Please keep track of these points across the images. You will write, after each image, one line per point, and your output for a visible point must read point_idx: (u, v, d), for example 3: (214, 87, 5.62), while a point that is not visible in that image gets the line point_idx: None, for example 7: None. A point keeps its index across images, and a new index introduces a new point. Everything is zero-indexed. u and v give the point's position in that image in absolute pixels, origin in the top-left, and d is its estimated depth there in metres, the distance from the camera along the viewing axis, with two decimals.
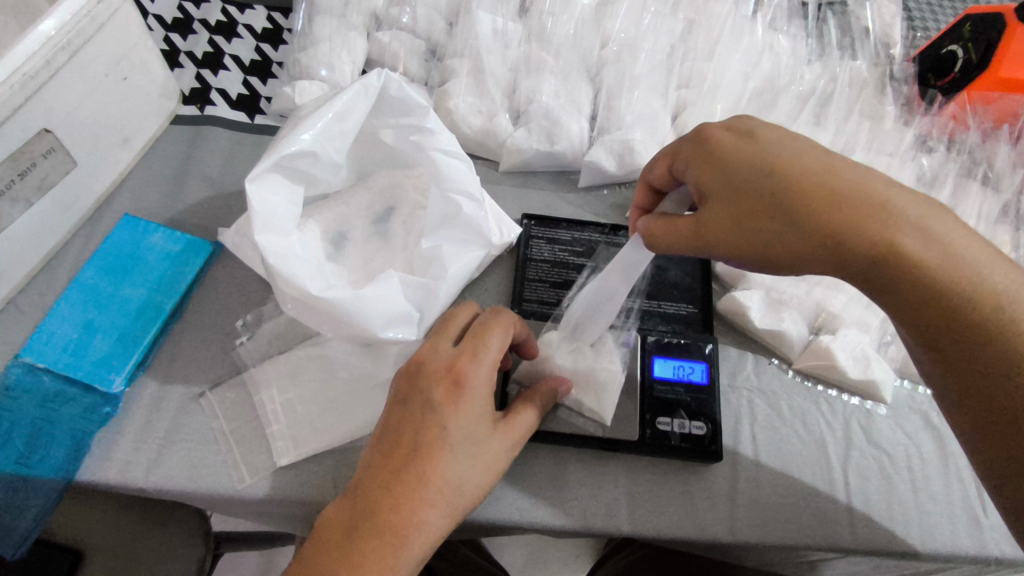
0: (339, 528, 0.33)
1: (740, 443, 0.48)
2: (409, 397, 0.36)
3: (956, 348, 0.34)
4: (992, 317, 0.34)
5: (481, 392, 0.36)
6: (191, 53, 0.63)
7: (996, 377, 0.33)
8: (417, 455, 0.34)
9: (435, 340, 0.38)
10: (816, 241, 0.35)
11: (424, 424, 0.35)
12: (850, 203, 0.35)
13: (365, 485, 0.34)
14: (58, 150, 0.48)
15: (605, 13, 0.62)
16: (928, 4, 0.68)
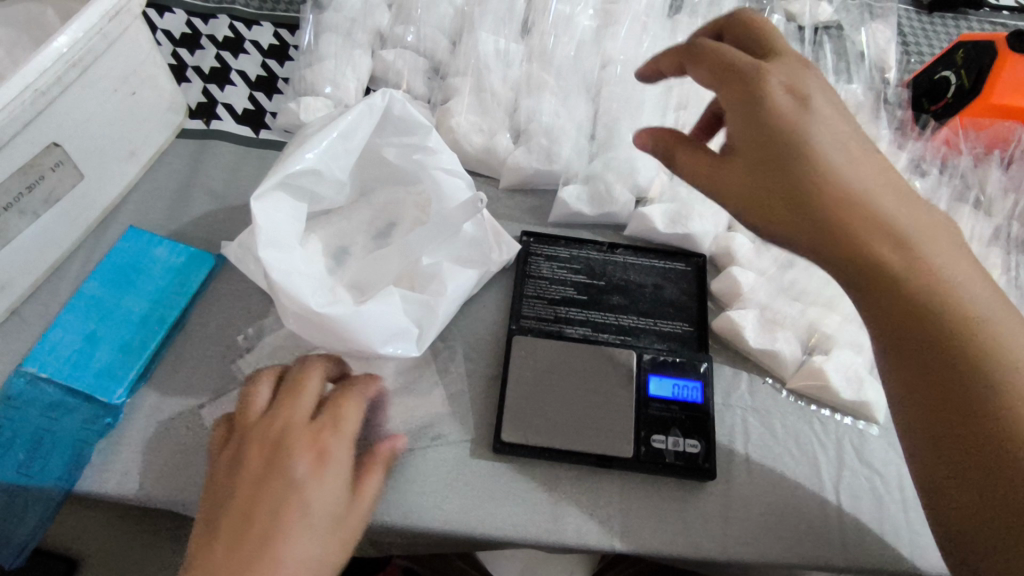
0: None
1: (733, 461, 0.48)
2: (249, 470, 0.37)
3: (915, 324, 0.36)
4: (948, 321, 0.36)
5: (337, 466, 0.38)
6: (199, 68, 0.64)
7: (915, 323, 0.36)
8: (260, 533, 0.34)
9: (291, 407, 0.40)
10: (820, 216, 0.37)
11: (268, 501, 0.36)
12: (867, 205, 0.37)
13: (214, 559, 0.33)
14: (65, 163, 0.49)
15: (606, 35, 0.63)
16: (921, 31, 0.70)
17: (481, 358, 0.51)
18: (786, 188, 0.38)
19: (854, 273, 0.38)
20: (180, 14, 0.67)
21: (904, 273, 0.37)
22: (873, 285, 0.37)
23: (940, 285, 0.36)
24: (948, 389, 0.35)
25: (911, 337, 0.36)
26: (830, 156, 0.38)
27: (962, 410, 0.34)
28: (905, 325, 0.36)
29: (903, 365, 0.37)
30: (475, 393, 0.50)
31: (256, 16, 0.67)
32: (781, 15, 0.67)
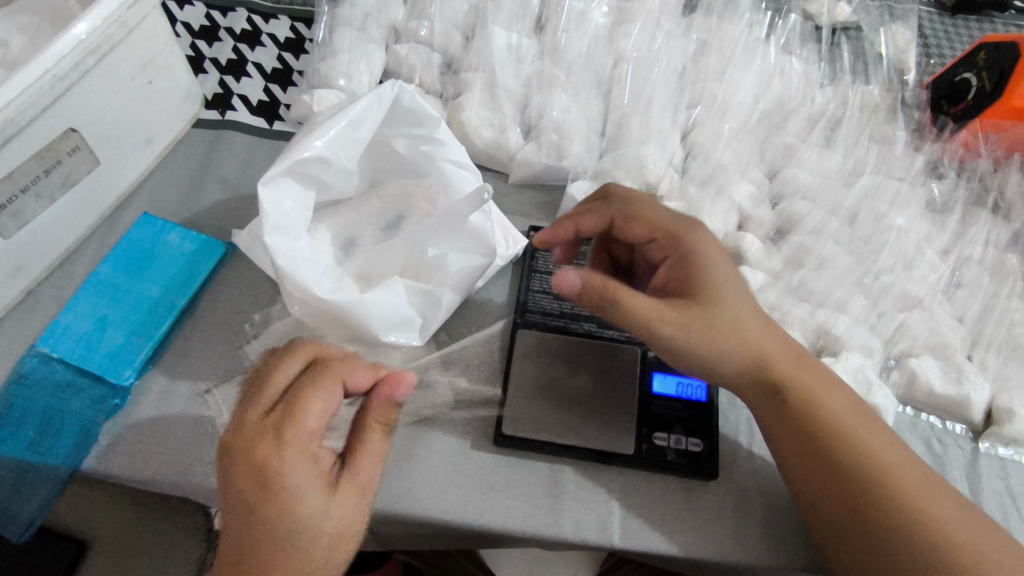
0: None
1: (736, 462, 0.48)
2: (232, 450, 0.39)
3: (826, 465, 0.42)
4: (846, 438, 0.42)
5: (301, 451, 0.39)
6: (216, 59, 0.65)
7: (825, 450, 0.42)
8: (249, 519, 0.37)
9: (262, 392, 0.41)
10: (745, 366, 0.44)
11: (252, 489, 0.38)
12: (758, 326, 0.45)
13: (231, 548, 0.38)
14: (82, 149, 0.50)
15: (619, 32, 0.63)
16: (944, 33, 0.69)
17: (485, 350, 0.51)
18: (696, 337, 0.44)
19: (750, 380, 0.45)
20: (200, 7, 0.68)
21: (812, 420, 0.43)
22: (773, 404, 0.44)
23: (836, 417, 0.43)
24: (829, 482, 0.42)
25: (823, 487, 0.42)
26: (743, 322, 0.45)
27: (864, 517, 0.40)
28: (809, 458, 0.43)
29: (803, 468, 0.43)
30: (477, 385, 0.50)
31: (273, 10, 0.68)
32: (799, 14, 0.66)
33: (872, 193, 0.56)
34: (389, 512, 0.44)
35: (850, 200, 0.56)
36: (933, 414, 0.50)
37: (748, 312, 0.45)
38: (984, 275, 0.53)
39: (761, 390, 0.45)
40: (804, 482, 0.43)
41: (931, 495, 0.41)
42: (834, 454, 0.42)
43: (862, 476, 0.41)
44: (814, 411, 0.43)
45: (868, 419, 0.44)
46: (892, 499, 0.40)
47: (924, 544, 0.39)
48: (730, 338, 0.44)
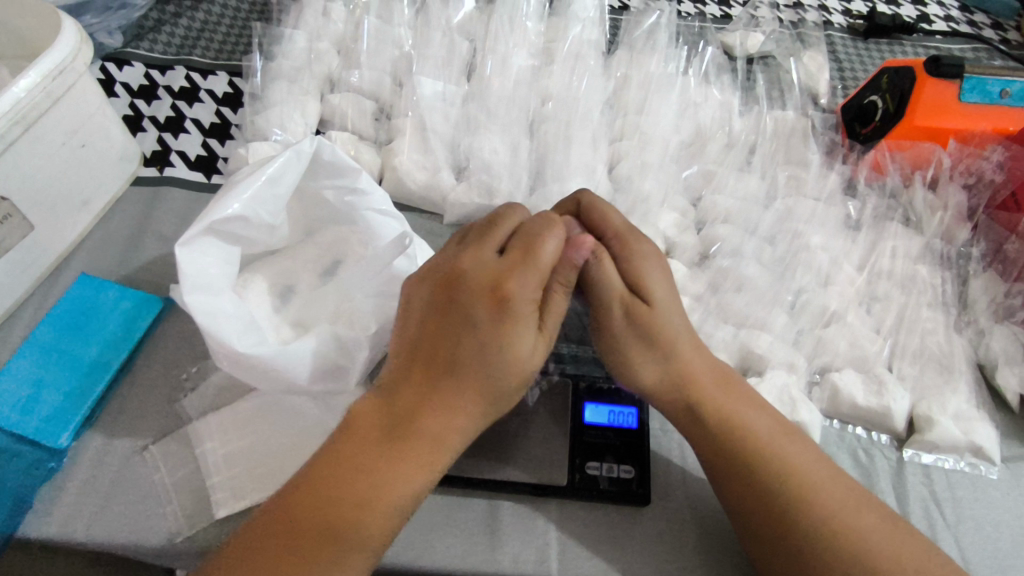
0: (368, 432, 0.39)
1: (670, 486, 0.49)
2: (505, 377, 0.40)
3: (743, 482, 0.42)
4: (758, 458, 0.42)
5: (534, 330, 0.41)
6: (154, 117, 0.66)
7: (741, 468, 0.42)
8: (487, 394, 0.39)
9: (512, 262, 0.40)
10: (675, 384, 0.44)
11: (492, 368, 0.39)
12: (689, 348, 0.45)
13: (404, 400, 0.39)
14: (14, 215, 0.50)
15: (543, 73, 0.66)
16: (857, 56, 0.73)
17: None
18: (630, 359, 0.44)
19: (674, 397, 0.44)
20: (138, 66, 0.69)
21: (727, 438, 0.43)
22: (693, 424, 0.44)
23: (749, 436, 0.43)
24: (749, 500, 0.42)
25: (751, 501, 0.42)
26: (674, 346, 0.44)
27: (780, 533, 0.41)
28: (737, 473, 0.42)
29: (733, 486, 0.43)
30: None
31: (211, 66, 0.70)
32: (715, 47, 0.69)
33: (789, 214, 0.58)
34: None
35: (770, 223, 0.58)
36: (858, 425, 0.51)
37: (679, 332, 0.45)
38: (897, 288, 0.55)
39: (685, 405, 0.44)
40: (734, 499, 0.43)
41: (852, 507, 0.41)
42: (748, 474, 0.42)
43: (776, 494, 0.41)
44: (741, 430, 0.43)
45: (795, 439, 0.44)
46: (816, 515, 0.40)
47: (843, 557, 0.39)
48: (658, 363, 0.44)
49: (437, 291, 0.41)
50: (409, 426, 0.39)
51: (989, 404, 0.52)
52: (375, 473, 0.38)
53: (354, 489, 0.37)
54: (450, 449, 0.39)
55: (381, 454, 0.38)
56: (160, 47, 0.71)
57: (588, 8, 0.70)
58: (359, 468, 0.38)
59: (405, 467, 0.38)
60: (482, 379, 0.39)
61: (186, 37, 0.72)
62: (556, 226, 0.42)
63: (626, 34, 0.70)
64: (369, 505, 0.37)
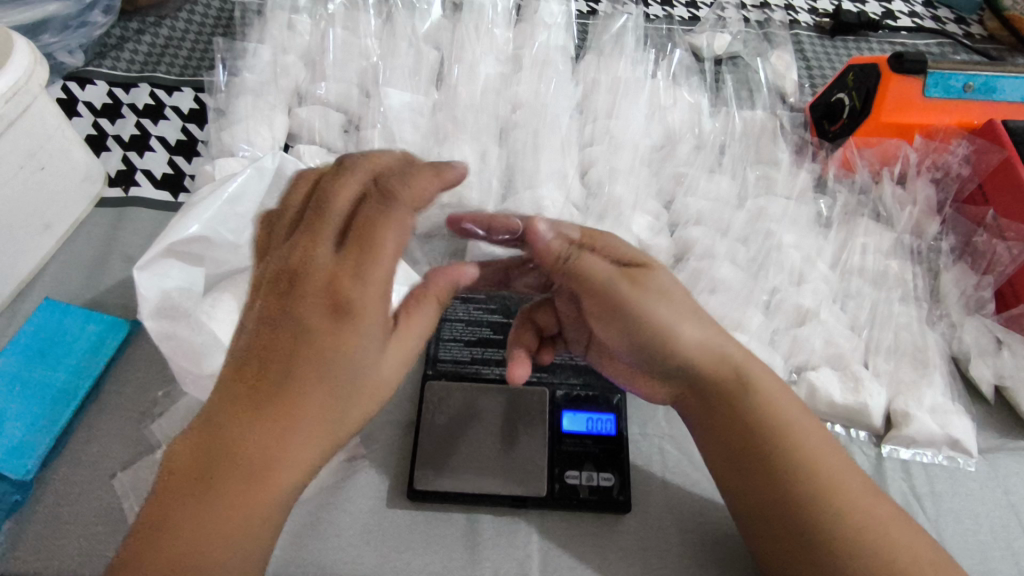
0: (190, 460, 0.33)
1: (652, 493, 0.48)
2: (329, 370, 0.35)
3: (792, 455, 0.41)
4: (799, 436, 0.42)
5: (368, 337, 0.36)
6: (118, 136, 0.65)
7: (785, 438, 0.42)
8: (323, 416, 0.35)
9: (365, 264, 0.35)
10: (710, 348, 0.43)
11: (323, 396, 0.34)
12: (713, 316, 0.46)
13: (221, 432, 0.33)
14: None
15: (512, 79, 0.66)
16: (823, 54, 0.73)
17: (399, 405, 0.52)
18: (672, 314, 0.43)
19: (720, 363, 0.43)
20: (101, 85, 0.68)
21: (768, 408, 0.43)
22: (733, 401, 0.43)
23: (785, 413, 0.43)
24: (805, 477, 0.40)
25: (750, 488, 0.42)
26: (684, 320, 0.43)
27: (839, 507, 0.40)
28: (735, 462, 0.43)
29: (730, 475, 0.43)
30: (391, 442, 0.50)
31: (176, 83, 0.69)
32: (683, 49, 0.70)
33: (761, 213, 0.58)
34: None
35: (743, 224, 0.58)
36: (837, 423, 0.51)
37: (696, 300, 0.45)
38: (871, 284, 0.56)
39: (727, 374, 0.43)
40: (736, 483, 0.43)
41: (876, 492, 0.41)
42: (796, 443, 0.42)
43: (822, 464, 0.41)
44: (772, 406, 0.43)
45: (795, 401, 0.44)
46: (847, 485, 0.41)
47: (886, 531, 0.39)
48: (702, 320, 0.44)
49: (288, 296, 0.35)
50: (228, 451, 0.33)
51: (964, 396, 0.52)
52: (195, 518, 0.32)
53: (169, 534, 0.32)
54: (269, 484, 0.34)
55: (197, 495, 0.32)
56: (123, 65, 0.70)
57: (555, 14, 0.70)
58: (194, 524, 0.32)
59: (223, 509, 0.33)
60: (318, 407, 0.34)
61: (148, 54, 0.71)
62: (398, 212, 0.37)
63: (593, 38, 0.70)
64: (187, 548, 0.32)
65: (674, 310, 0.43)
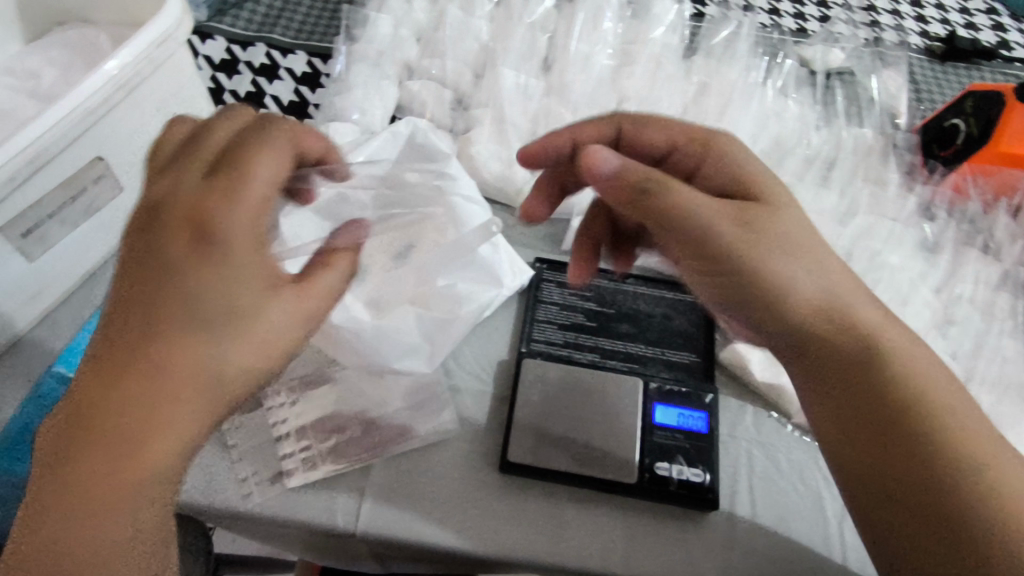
0: (90, 386, 0.34)
1: (738, 495, 0.49)
2: (199, 308, 0.35)
3: (895, 410, 0.39)
4: (909, 384, 0.39)
5: (250, 288, 0.36)
6: (234, 91, 0.67)
7: (890, 392, 0.39)
8: (204, 355, 0.35)
9: (230, 190, 0.36)
10: (821, 290, 0.41)
11: (159, 343, 0.34)
12: (830, 251, 0.42)
13: (110, 357, 0.34)
14: (107, 176, 0.52)
15: (623, 73, 0.66)
16: (933, 79, 0.72)
17: (491, 379, 0.53)
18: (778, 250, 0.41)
19: (836, 304, 0.41)
20: (220, 41, 0.70)
21: (873, 355, 0.40)
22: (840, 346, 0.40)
23: (900, 358, 0.40)
24: (905, 432, 0.38)
25: (870, 451, 0.39)
26: (793, 264, 0.40)
27: (931, 465, 0.37)
28: (845, 414, 0.40)
29: (843, 428, 0.40)
30: (483, 413, 0.51)
31: (291, 45, 0.71)
32: (793, 60, 0.69)
33: (866, 231, 0.58)
34: (396, 536, 0.46)
35: (847, 239, 0.58)
36: None
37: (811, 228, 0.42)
38: (976, 314, 0.55)
39: (833, 318, 0.40)
40: (835, 434, 0.41)
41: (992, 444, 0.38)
42: (906, 396, 0.39)
43: (925, 417, 0.39)
44: (880, 350, 0.40)
45: (908, 340, 0.41)
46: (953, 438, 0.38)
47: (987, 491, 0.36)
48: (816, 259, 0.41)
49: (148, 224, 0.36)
50: (116, 379, 0.33)
51: None
52: (131, 456, 0.34)
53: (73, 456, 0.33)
54: (195, 409, 0.35)
55: (75, 446, 0.33)
56: (241, 24, 0.72)
57: (669, 12, 0.70)
58: (111, 447, 0.33)
59: (142, 438, 0.34)
60: (196, 334, 0.35)
61: (266, 15, 0.74)
62: (274, 142, 0.38)
63: (704, 40, 0.70)
64: (95, 473, 0.33)
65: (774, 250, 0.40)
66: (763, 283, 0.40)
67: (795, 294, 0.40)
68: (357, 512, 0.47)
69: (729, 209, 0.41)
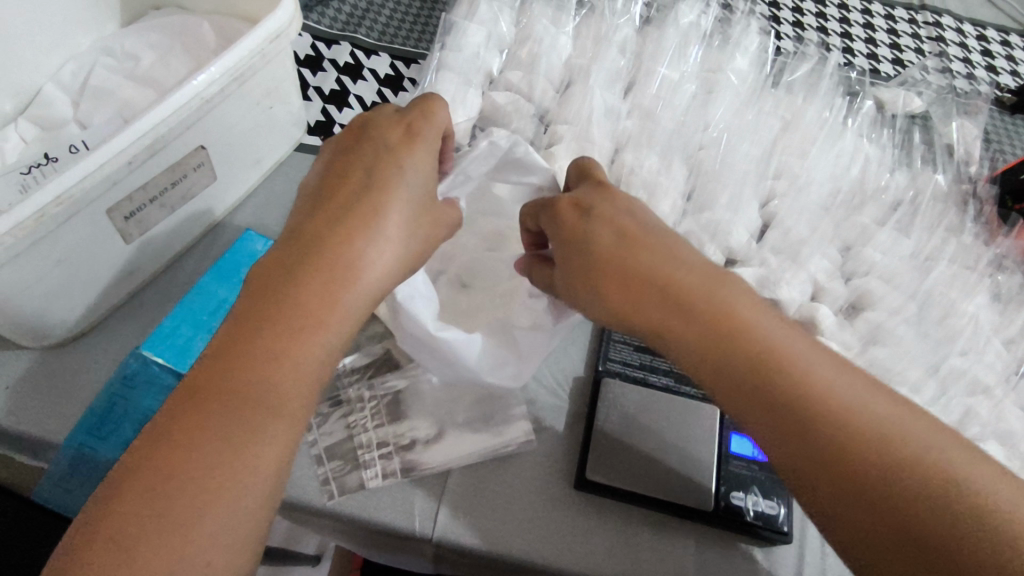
0: (246, 314, 0.36)
1: (808, 532, 0.49)
2: (343, 223, 0.39)
3: (820, 441, 0.33)
4: (817, 411, 0.33)
5: (388, 207, 0.40)
6: (319, 88, 0.68)
7: (792, 418, 0.34)
8: (347, 271, 0.38)
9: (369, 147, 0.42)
10: (667, 306, 0.38)
11: (339, 242, 0.38)
12: (689, 264, 0.40)
13: (277, 279, 0.37)
14: (206, 165, 0.53)
15: (707, 101, 0.66)
16: (1006, 131, 0.73)
17: (566, 395, 0.54)
18: (651, 276, 0.39)
19: (708, 324, 0.37)
20: (306, 37, 0.71)
21: (768, 372, 0.35)
22: (733, 375, 0.36)
23: (789, 372, 0.35)
24: (848, 470, 0.32)
25: (847, 501, 0.31)
26: (721, 294, 0.38)
27: (903, 510, 0.30)
28: (804, 460, 0.33)
29: (817, 477, 0.32)
30: (558, 429, 0.52)
31: (375, 47, 0.72)
32: (872, 101, 0.70)
33: (942, 279, 0.58)
34: (470, 545, 0.47)
35: (922, 284, 0.58)
36: None
37: (676, 251, 0.40)
38: None
39: (720, 332, 0.37)
40: (809, 487, 0.33)
41: (958, 475, 0.31)
42: (812, 422, 0.33)
43: (890, 459, 0.31)
44: (778, 373, 0.35)
45: (818, 357, 0.36)
46: (929, 476, 0.31)
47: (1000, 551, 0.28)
48: (656, 272, 0.39)
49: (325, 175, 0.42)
50: (276, 298, 0.36)
51: None
52: (275, 370, 0.35)
53: (226, 373, 0.34)
54: (331, 337, 0.37)
55: (211, 380, 0.34)
56: (327, 22, 0.73)
57: (753, 45, 0.70)
58: (257, 366, 0.34)
59: (289, 350, 0.35)
60: (357, 245, 0.38)
61: (351, 15, 0.75)
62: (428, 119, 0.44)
63: (784, 75, 0.71)
64: (251, 388, 0.34)
65: (669, 280, 0.39)
66: (691, 316, 0.38)
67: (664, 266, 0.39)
68: (433, 517, 0.47)
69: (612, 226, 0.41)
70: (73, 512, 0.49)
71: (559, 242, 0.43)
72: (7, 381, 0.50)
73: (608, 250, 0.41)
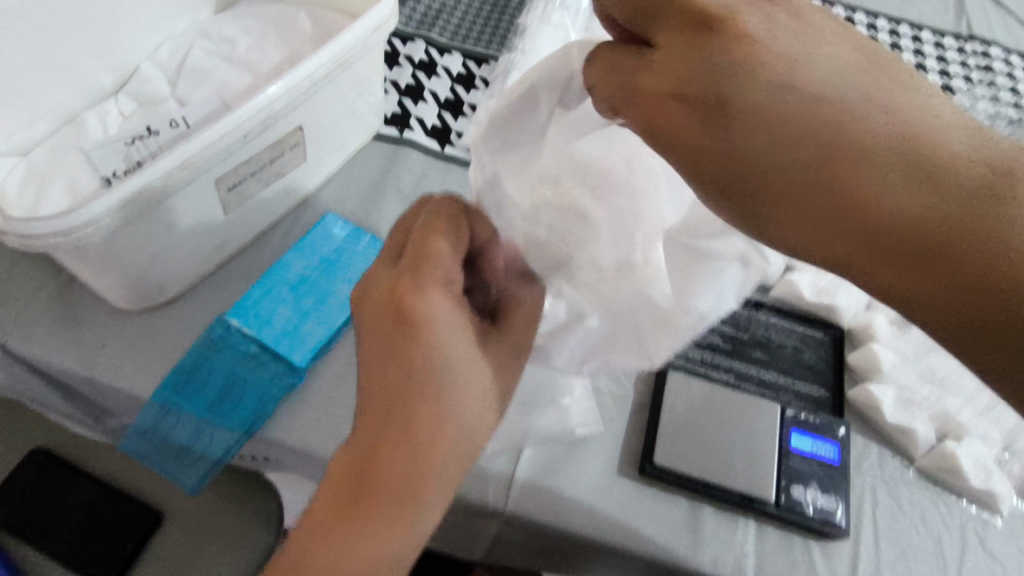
0: (341, 486, 0.36)
1: (863, 529, 0.51)
2: (415, 374, 0.37)
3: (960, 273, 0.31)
4: (953, 244, 0.31)
5: (456, 349, 0.38)
6: (396, 82, 0.71)
7: (934, 257, 0.31)
8: (437, 421, 0.37)
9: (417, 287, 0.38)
10: (802, 169, 0.31)
11: (417, 347, 0.37)
12: (811, 89, 0.31)
13: (365, 447, 0.36)
14: (300, 146, 0.56)
15: None
16: None
17: (630, 386, 0.56)
18: (772, 127, 0.31)
19: (846, 178, 0.31)
20: None
21: (912, 217, 0.31)
22: (871, 236, 0.31)
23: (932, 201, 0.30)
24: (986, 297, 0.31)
25: (980, 331, 0.31)
26: (853, 128, 0.31)
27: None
28: (946, 304, 0.31)
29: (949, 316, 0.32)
30: (623, 417, 0.54)
31: (449, 46, 0.75)
32: None
33: None
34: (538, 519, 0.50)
35: None
36: None
37: (790, 72, 0.31)
38: None
39: (863, 186, 0.31)
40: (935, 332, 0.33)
41: None
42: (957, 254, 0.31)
43: None
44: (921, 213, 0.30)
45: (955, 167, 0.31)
46: None
47: None
48: (783, 115, 0.31)
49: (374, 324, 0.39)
50: (370, 469, 0.36)
51: None
52: (388, 543, 0.35)
53: (333, 542, 0.35)
54: (437, 489, 0.37)
55: (323, 546, 0.35)
56: (403, 21, 0.77)
57: None
58: (368, 533, 0.35)
59: (397, 515, 0.35)
60: (445, 399, 0.37)
61: (426, 14, 0.78)
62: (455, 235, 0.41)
63: None
64: (362, 545, 0.35)
65: (795, 124, 0.31)
66: (832, 170, 0.31)
67: (835, 103, 0.31)
68: (505, 492, 0.50)
69: (708, 56, 0.31)
70: (160, 457, 0.54)
71: (646, 116, 0.33)
72: (105, 337, 0.53)
73: (709, 95, 0.31)
